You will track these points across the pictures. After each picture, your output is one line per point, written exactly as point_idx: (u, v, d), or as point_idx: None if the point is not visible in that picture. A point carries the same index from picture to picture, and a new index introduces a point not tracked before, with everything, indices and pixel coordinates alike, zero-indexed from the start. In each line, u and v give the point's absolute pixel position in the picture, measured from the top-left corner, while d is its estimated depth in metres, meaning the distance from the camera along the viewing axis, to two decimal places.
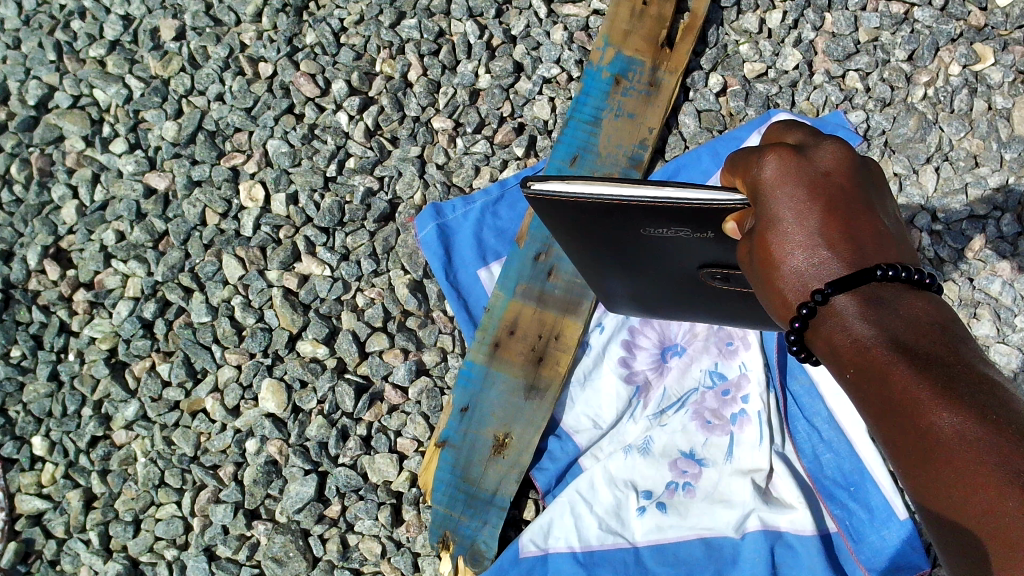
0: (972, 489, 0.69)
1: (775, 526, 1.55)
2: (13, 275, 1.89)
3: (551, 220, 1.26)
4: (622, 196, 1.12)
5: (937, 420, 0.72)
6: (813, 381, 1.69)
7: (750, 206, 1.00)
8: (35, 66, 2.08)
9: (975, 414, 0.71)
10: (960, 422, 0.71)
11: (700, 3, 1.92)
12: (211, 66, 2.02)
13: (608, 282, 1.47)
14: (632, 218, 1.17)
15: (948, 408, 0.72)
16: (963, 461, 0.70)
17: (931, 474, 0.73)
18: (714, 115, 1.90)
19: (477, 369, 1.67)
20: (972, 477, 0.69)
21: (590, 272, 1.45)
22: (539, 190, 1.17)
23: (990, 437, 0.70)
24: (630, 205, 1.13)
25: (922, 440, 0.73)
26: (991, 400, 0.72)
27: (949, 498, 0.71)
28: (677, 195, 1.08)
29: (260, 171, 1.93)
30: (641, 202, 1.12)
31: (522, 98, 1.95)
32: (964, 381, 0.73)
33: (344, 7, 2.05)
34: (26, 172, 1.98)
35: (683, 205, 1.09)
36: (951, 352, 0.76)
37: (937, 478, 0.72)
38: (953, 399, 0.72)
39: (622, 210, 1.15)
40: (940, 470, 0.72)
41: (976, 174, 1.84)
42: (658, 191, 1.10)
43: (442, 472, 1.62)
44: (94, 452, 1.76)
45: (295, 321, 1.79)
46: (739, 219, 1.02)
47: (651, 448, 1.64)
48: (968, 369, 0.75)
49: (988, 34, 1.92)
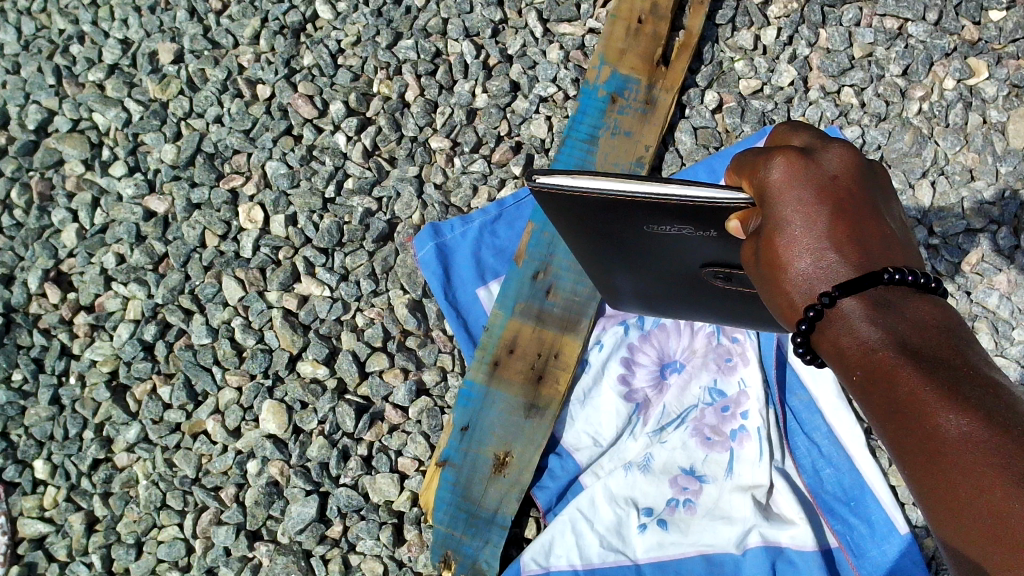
0: (977, 491, 0.70)
1: (776, 542, 1.56)
2: (13, 299, 1.90)
3: (555, 214, 1.26)
4: (627, 194, 1.12)
5: (943, 422, 0.73)
6: (812, 397, 1.69)
7: (756, 206, 1.00)
8: (35, 90, 2.09)
9: (980, 417, 0.72)
10: (966, 425, 0.72)
11: (695, 21, 1.93)
12: (210, 89, 2.03)
13: (613, 279, 1.46)
14: (636, 215, 1.17)
15: (954, 410, 0.73)
16: (969, 464, 0.71)
17: (935, 475, 0.74)
18: (710, 131, 1.90)
19: (477, 389, 1.68)
20: (977, 480, 0.70)
21: (597, 268, 1.44)
22: (544, 185, 1.16)
23: (997, 440, 0.70)
24: (635, 201, 1.13)
25: (927, 441, 0.74)
26: (998, 404, 0.73)
27: (953, 499, 0.72)
28: (682, 193, 1.09)
29: (259, 193, 1.94)
30: (647, 199, 1.12)
31: (518, 117, 1.96)
32: (970, 385, 0.74)
33: (341, 28, 2.06)
34: (26, 196, 1.99)
35: (686, 203, 1.09)
36: (957, 355, 0.77)
37: (942, 481, 0.73)
38: (959, 402, 0.73)
39: (627, 206, 1.15)
40: (944, 471, 0.73)
41: (972, 188, 1.85)
42: (664, 189, 1.10)
43: (442, 492, 1.62)
44: (96, 475, 1.76)
45: (295, 342, 1.80)
46: (745, 218, 1.01)
47: (651, 465, 1.64)
48: (974, 373, 0.75)
49: (982, 48, 1.93)
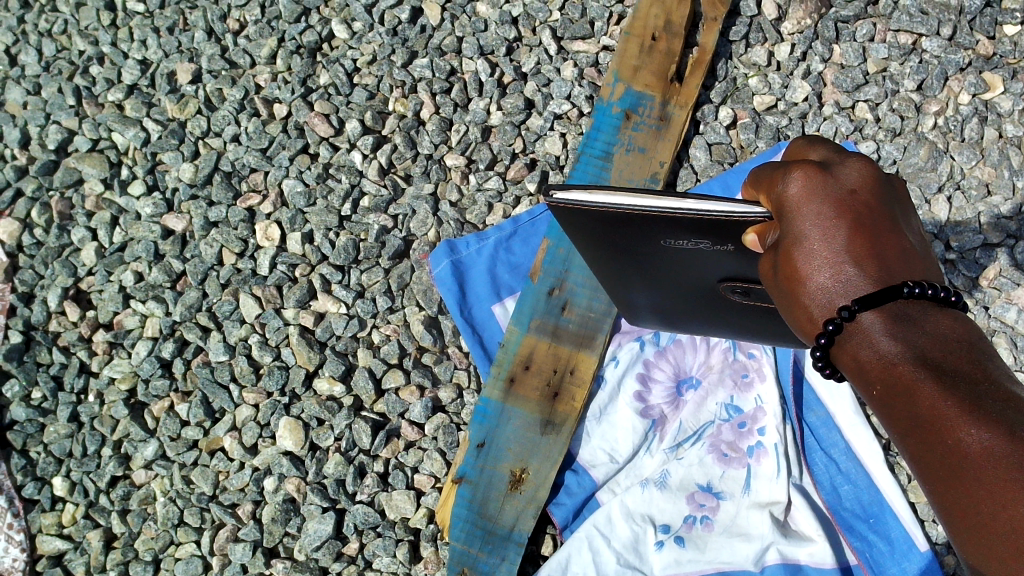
0: (1001, 505, 0.70)
1: (795, 559, 1.55)
2: (34, 317, 1.92)
3: (572, 229, 1.26)
4: (644, 208, 1.13)
5: (964, 437, 0.73)
6: (829, 413, 1.69)
7: (774, 220, 0.99)
8: (55, 111, 2.11)
9: (1003, 431, 0.72)
10: (988, 440, 0.72)
11: (708, 37, 1.94)
12: (227, 108, 2.05)
13: (631, 294, 1.46)
14: (653, 229, 1.18)
15: (976, 425, 0.73)
16: (993, 479, 0.71)
17: (958, 491, 0.73)
18: (724, 147, 1.91)
19: (493, 406, 1.68)
20: (1001, 495, 0.70)
21: (614, 283, 1.44)
22: (560, 199, 1.17)
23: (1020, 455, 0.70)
24: (652, 215, 1.14)
25: (950, 456, 0.74)
26: (1020, 418, 0.72)
27: (975, 515, 0.72)
28: (699, 207, 1.09)
29: (276, 211, 1.96)
30: (664, 213, 1.12)
31: (534, 134, 1.96)
32: (993, 399, 0.74)
33: (357, 48, 2.08)
34: (47, 215, 2.01)
35: (704, 217, 1.10)
36: (978, 370, 0.77)
37: (965, 496, 0.73)
38: (981, 417, 0.73)
39: (644, 220, 1.16)
40: (967, 486, 0.72)
41: (988, 203, 1.84)
42: (680, 203, 1.10)
43: (459, 509, 1.62)
44: (114, 492, 1.77)
45: (312, 359, 1.81)
46: (761, 231, 1.02)
47: (668, 482, 1.63)
48: (996, 387, 0.75)
49: (997, 63, 1.93)
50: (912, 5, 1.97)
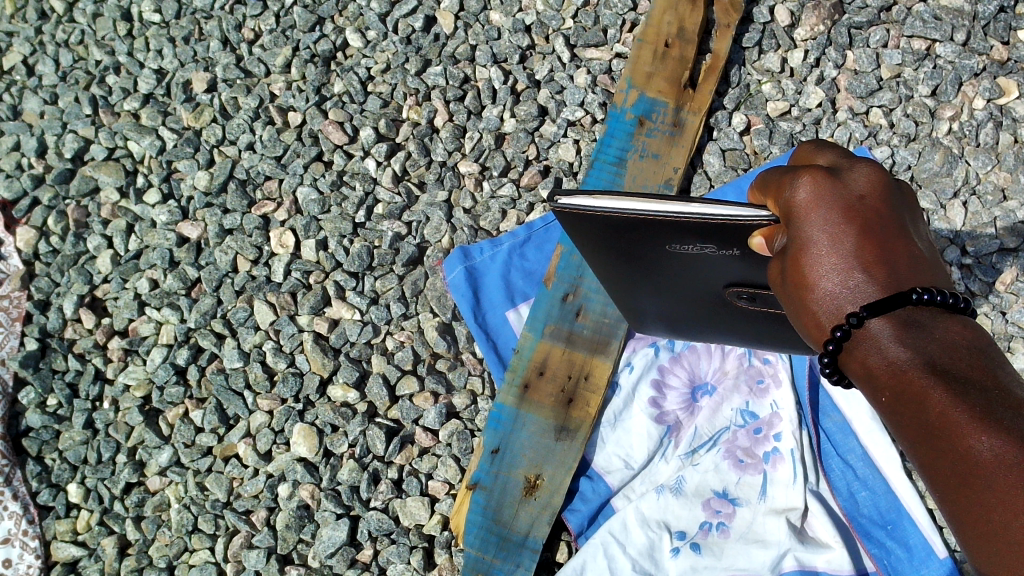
0: (1011, 514, 0.69)
1: (812, 565, 1.53)
2: (49, 324, 1.93)
3: (580, 234, 1.27)
4: (650, 211, 1.13)
5: (975, 443, 0.72)
6: (846, 418, 1.68)
7: (782, 224, 0.99)
8: (72, 120, 2.13)
9: (1012, 438, 0.71)
10: (998, 446, 0.71)
11: (721, 44, 1.95)
12: (242, 117, 2.06)
13: (638, 300, 1.46)
14: (660, 234, 1.18)
15: (987, 432, 0.72)
16: (1003, 487, 0.70)
17: (969, 499, 0.72)
18: (738, 153, 1.91)
19: (507, 412, 1.67)
20: (1012, 503, 0.69)
21: (622, 289, 1.43)
22: (565, 205, 1.18)
23: None
24: (658, 220, 1.14)
25: (960, 463, 0.73)
26: None
27: (987, 522, 0.71)
28: (704, 212, 1.09)
29: (290, 218, 1.96)
30: (669, 217, 1.13)
31: (547, 141, 1.97)
32: (1003, 407, 0.73)
33: (371, 57, 2.10)
34: (63, 224, 2.02)
35: (710, 221, 1.10)
36: (988, 375, 0.76)
37: (977, 504, 0.72)
38: (992, 424, 0.72)
39: (650, 225, 1.16)
40: (978, 494, 0.72)
41: (1005, 208, 1.83)
42: (687, 208, 1.10)
43: (473, 515, 1.61)
44: (129, 499, 1.78)
45: (326, 365, 1.81)
46: (768, 234, 1.00)
47: (683, 488, 1.62)
48: (1006, 394, 0.74)
49: (1011, 68, 1.92)
50: (925, 11, 1.97)
